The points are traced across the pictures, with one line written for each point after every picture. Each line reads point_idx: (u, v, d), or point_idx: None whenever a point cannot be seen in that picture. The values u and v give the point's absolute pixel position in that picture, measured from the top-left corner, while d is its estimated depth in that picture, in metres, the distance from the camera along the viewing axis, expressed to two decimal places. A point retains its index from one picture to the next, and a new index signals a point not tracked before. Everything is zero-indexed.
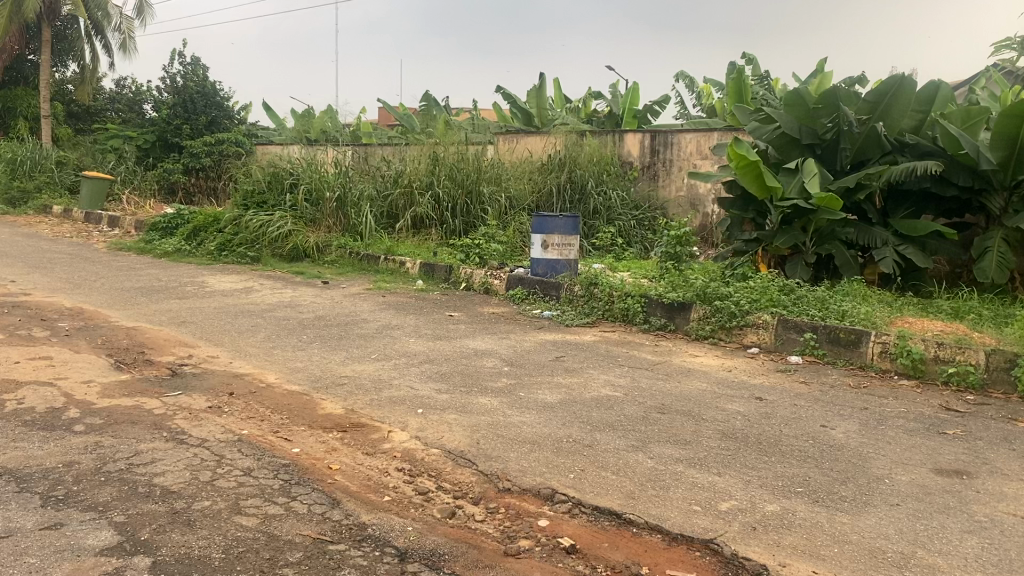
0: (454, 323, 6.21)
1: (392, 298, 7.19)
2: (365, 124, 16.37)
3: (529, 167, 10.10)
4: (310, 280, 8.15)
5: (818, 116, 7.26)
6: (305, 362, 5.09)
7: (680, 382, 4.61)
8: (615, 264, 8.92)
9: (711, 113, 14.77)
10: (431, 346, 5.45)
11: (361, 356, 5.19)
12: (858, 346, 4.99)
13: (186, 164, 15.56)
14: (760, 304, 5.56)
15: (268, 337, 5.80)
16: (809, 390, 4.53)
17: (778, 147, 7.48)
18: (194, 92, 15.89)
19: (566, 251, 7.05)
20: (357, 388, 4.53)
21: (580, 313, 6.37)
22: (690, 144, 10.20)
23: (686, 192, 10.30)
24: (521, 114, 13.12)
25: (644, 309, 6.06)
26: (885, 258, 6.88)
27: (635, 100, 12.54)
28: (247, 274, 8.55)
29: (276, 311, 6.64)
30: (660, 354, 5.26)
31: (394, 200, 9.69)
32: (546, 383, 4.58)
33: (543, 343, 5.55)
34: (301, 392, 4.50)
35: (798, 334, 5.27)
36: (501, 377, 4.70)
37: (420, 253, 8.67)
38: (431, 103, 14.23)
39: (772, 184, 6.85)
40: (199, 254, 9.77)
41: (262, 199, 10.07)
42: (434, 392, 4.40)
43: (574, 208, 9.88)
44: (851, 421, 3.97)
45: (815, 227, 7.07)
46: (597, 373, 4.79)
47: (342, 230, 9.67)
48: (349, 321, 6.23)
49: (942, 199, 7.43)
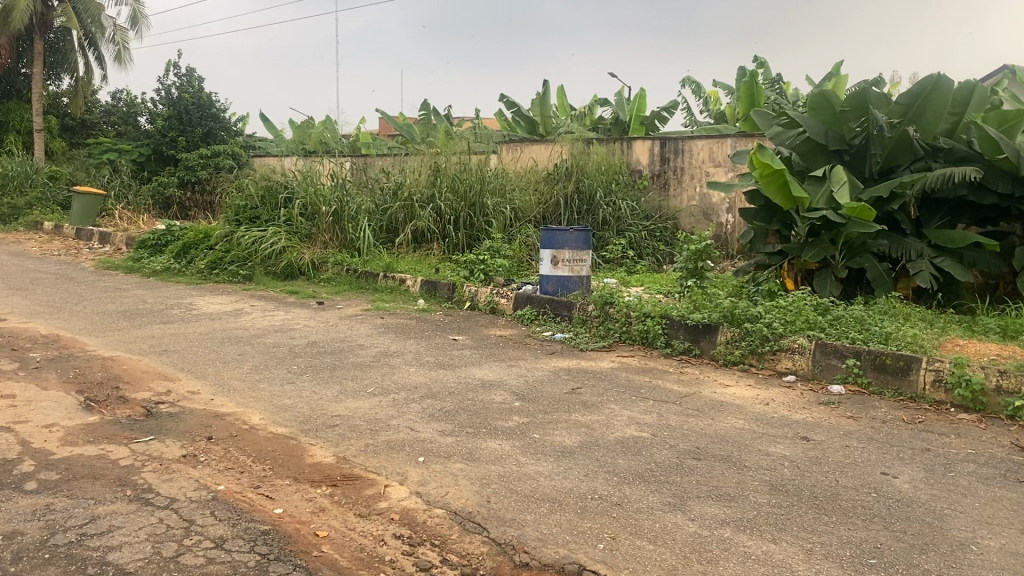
0: (458, 348, 5.71)
1: (391, 320, 6.69)
2: (365, 134, 15.91)
3: (535, 177, 9.61)
4: (304, 300, 7.66)
5: (846, 119, 6.83)
6: (293, 398, 4.59)
7: (714, 419, 4.11)
8: (627, 279, 8.42)
9: (720, 118, 14.29)
10: (434, 377, 4.94)
11: (356, 391, 4.69)
12: (908, 374, 4.49)
13: (181, 178, 15.11)
14: (796, 327, 5.08)
15: (255, 368, 5.30)
16: (859, 427, 4.02)
17: (803, 153, 7.01)
18: (190, 104, 15.50)
19: (578, 267, 6.55)
20: (351, 430, 4.02)
21: (595, 336, 5.88)
22: (702, 151, 9.71)
23: (700, 201, 9.80)
24: (524, 122, 12.64)
25: (666, 331, 5.57)
26: (922, 272, 6.39)
27: (642, 106, 12.07)
28: (238, 295, 8.06)
29: (267, 338, 6.14)
30: (687, 384, 4.76)
31: (393, 214, 9.20)
32: (564, 421, 4.08)
33: (556, 372, 5.05)
34: (288, 437, 4.00)
35: (839, 360, 4.78)
36: (512, 415, 4.19)
37: (421, 270, 8.18)
38: (431, 112, 13.80)
39: (798, 193, 6.37)
40: (189, 273, 9.28)
41: (255, 214, 9.58)
42: (438, 435, 3.90)
43: (582, 219, 9.40)
44: (915, 467, 3.46)
45: (845, 240, 6.57)
46: (618, 409, 4.28)
47: (339, 245, 9.20)
48: (344, 348, 5.73)
49: (979, 207, 6.94)
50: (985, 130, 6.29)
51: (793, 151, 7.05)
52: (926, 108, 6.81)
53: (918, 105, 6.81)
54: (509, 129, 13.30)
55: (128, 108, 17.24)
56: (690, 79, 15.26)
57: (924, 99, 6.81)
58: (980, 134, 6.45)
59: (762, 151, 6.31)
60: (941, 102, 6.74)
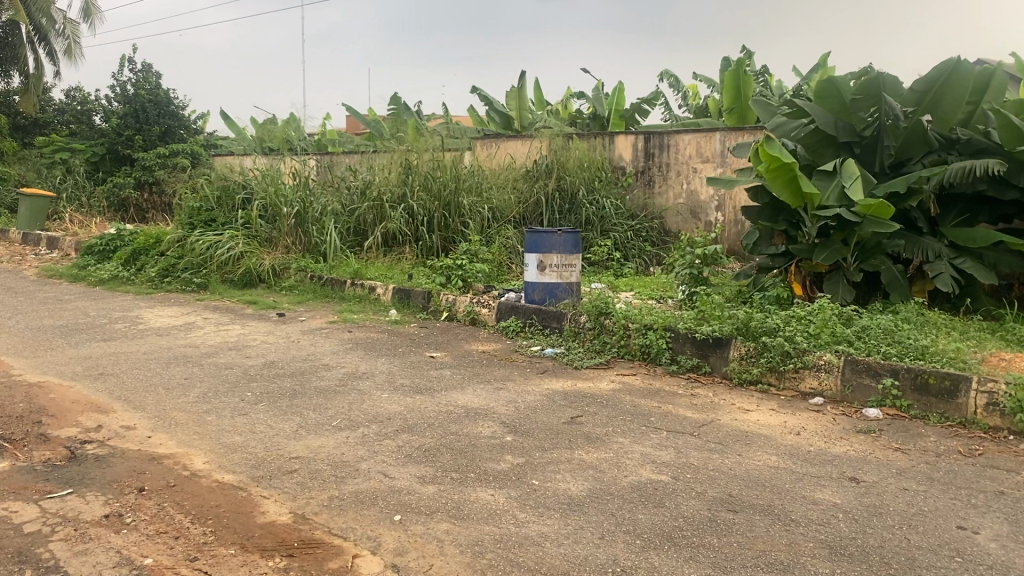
0: (436, 368, 5.05)
1: (360, 334, 6.01)
2: (332, 131, 15.17)
3: (513, 174, 8.98)
4: (263, 312, 6.97)
5: (856, 109, 6.24)
6: (245, 435, 3.91)
7: (742, 455, 3.50)
8: (615, 283, 7.82)
9: (700, 113, 13.72)
10: (410, 405, 4.27)
11: (318, 425, 4.00)
12: (956, 396, 3.92)
13: (137, 178, 14.26)
14: (822, 341, 4.47)
15: (203, 395, 4.60)
16: (913, 462, 3.43)
17: (809, 146, 6.42)
18: (146, 100, 14.69)
19: (567, 273, 5.92)
20: (311, 478, 3.35)
21: (590, 351, 5.26)
22: (689, 146, 9.09)
23: (687, 199, 9.18)
24: (499, 117, 12.01)
25: (670, 346, 4.97)
26: (941, 274, 5.86)
27: (622, 99, 11.47)
28: (190, 306, 7.34)
29: (218, 357, 5.43)
30: (701, 410, 4.14)
31: (361, 215, 8.53)
32: (566, 462, 3.45)
33: (550, 396, 4.41)
34: (236, 487, 3.32)
35: (873, 379, 4.20)
36: (504, 454, 3.55)
37: (392, 276, 7.49)
38: (401, 107, 13.13)
39: (808, 189, 5.77)
40: (138, 282, 8.53)
41: (210, 216, 8.84)
42: (416, 483, 3.24)
43: (564, 219, 8.76)
44: (997, 519, 2.87)
45: (858, 240, 6.02)
46: (629, 444, 3.65)
47: (302, 250, 8.50)
48: (307, 370, 5.05)
49: (998, 202, 6.39)
50: (1008, 119, 5.76)
51: (799, 143, 6.47)
52: (943, 94, 6.08)
53: (936, 90, 6.08)
54: (483, 125, 12.66)
55: (80, 105, 16.31)
56: (668, 72, 14.66)
57: (942, 85, 6.07)
58: (1001, 123, 5.90)
59: (770, 143, 5.69)
60: (960, 88, 6.01)
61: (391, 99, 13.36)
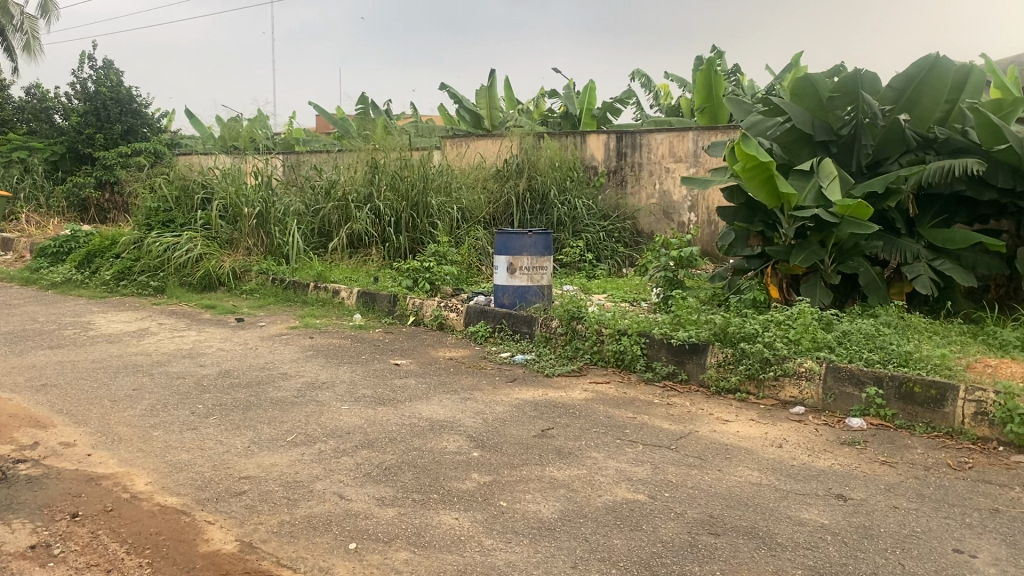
0: (401, 377, 4.80)
1: (321, 341, 5.75)
2: (299, 130, 14.85)
3: (483, 174, 8.75)
4: (222, 317, 6.68)
5: (833, 107, 6.08)
6: (192, 452, 3.64)
7: (722, 472, 3.30)
8: (588, 285, 7.62)
9: (671, 113, 13.58)
10: (371, 417, 4.04)
11: (272, 441, 3.75)
12: (943, 406, 3.75)
13: (98, 178, 13.85)
14: (802, 347, 4.29)
15: (151, 408, 4.32)
16: (901, 478, 3.25)
17: (786, 145, 6.24)
18: (107, 98, 14.29)
19: (538, 276, 5.71)
20: (261, 501, 3.10)
21: (562, 357, 5.04)
22: (662, 145, 8.91)
23: (660, 199, 9.01)
24: (469, 116, 11.78)
25: (645, 352, 4.77)
26: (920, 276, 5.72)
27: (594, 98, 11.27)
28: (145, 311, 7.02)
29: (170, 366, 5.14)
30: (678, 421, 3.94)
31: (326, 215, 8.26)
32: (536, 480, 3.23)
33: (520, 407, 4.19)
34: (179, 512, 3.06)
35: (855, 388, 4.03)
36: (471, 472, 3.32)
37: (358, 279, 7.24)
38: (369, 106, 12.86)
39: (785, 189, 5.59)
40: (92, 285, 8.20)
41: (169, 217, 8.52)
42: (375, 507, 3.01)
43: (536, 220, 8.55)
44: (994, 541, 2.69)
45: (836, 242, 5.85)
46: (603, 460, 3.44)
47: (264, 251, 8.20)
48: (264, 379, 4.78)
49: (976, 203, 6.27)
50: (986, 117, 5.64)
51: (775, 142, 6.29)
52: (921, 92, 6.04)
53: (913, 88, 6.05)
54: (453, 123, 12.42)
55: (39, 103, 15.84)
56: (639, 72, 14.51)
57: (919, 83, 6.03)
58: (979, 122, 5.78)
59: (747, 142, 5.49)
60: (938, 85, 5.98)
61: (359, 98, 13.08)
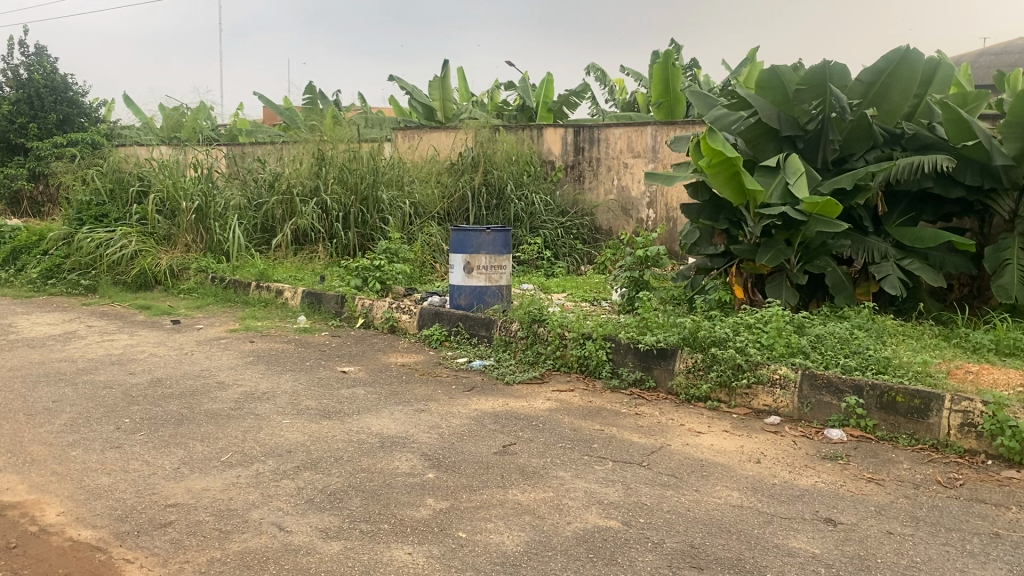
0: (348, 386, 4.46)
1: (264, 345, 5.37)
2: (244, 120, 14.31)
3: (436, 168, 8.41)
4: (157, 318, 6.24)
5: (800, 101, 5.85)
6: (114, 476, 3.25)
7: (700, 492, 3.04)
8: (546, 284, 7.33)
9: (627, 108, 13.36)
10: (315, 433, 3.70)
11: (204, 461, 3.38)
12: (927, 416, 3.54)
13: (31, 169, 13.13)
14: (777, 353, 4.03)
15: (71, 424, 3.91)
16: (892, 498, 3.01)
17: (750, 140, 5.99)
18: (41, 86, 13.65)
19: (496, 275, 5.41)
20: (189, 534, 2.75)
21: (521, 363, 4.76)
22: (620, 140, 8.66)
23: (618, 195, 8.75)
24: (421, 109, 11.41)
25: (610, 358, 4.50)
26: (888, 276, 5.54)
27: (549, 91, 10.98)
28: (73, 313, 6.54)
29: (96, 375, 4.72)
30: (648, 434, 3.67)
31: (270, 210, 7.84)
32: (497, 505, 2.93)
33: (479, 419, 3.89)
34: (93, 549, 2.68)
35: (834, 397, 3.79)
36: (426, 496, 3.01)
37: (304, 278, 6.85)
38: (317, 97, 12.41)
39: (752, 186, 5.33)
40: (17, 284, 7.68)
41: (102, 211, 8.01)
42: (318, 540, 2.69)
43: (491, 216, 8.23)
44: (1002, 571, 2.46)
45: (803, 240, 5.63)
46: (570, 480, 3.15)
47: (204, 248, 7.76)
48: (198, 390, 4.40)
49: (942, 200, 6.10)
50: (956, 111, 5.47)
51: (739, 137, 6.02)
52: (889, 86, 5.85)
53: (881, 82, 5.86)
54: (405, 116, 12.04)
55: None
56: (595, 67, 14.26)
57: (887, 77, 5.84)
58: (948, 117, 5.61)
59: (712, 136, 5.20)
60: (907, 80, 5.79)
61: (306, 88, 12.62)
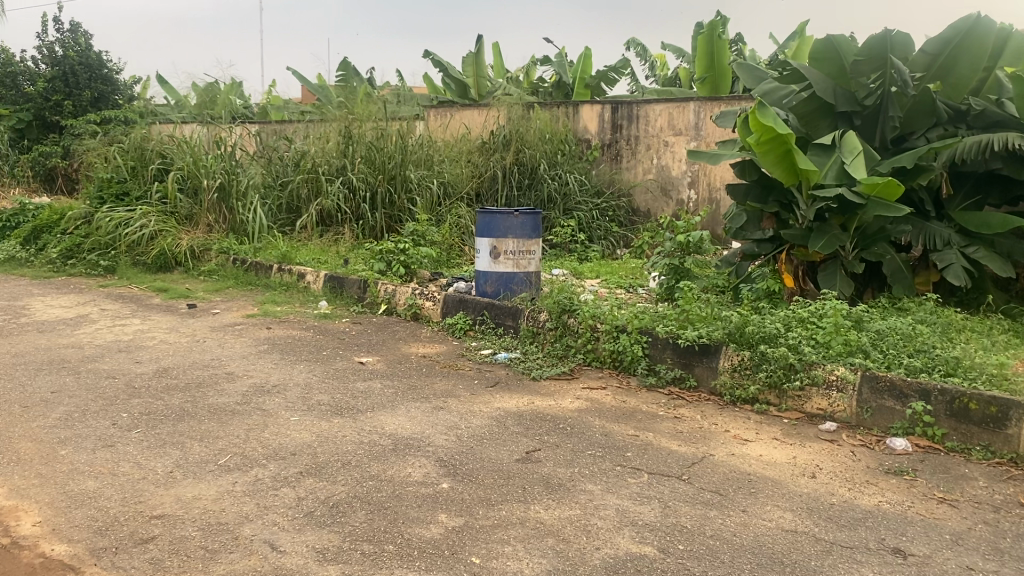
0: (365, 379, 4.16)
1: (280, 332, 5.10)
2: (276, 97, 14.05)
3: (467, 146, 8.05)
4: (173, 302, 5.99)
5: (858, 74, 5.40)
6: (101, 480, 2.97)
7: (749, 515, 2.67)
8: (579, 268, 6.97)
9: (668, 84, 12.86)
10: (324, 433, 3.40)
11: (198, 465, 3.09)
12: (1005, 427, 3.13)
13: (65, 147, 12.83)
14: (833, 352, 3.64)
15: (67, 417, 3.65)
16: (971, 526, 2.62)
17: (803, 116, 5.56)
18: (76, 63, 13.52)
19: (523, 262, 5.06)
20: (171, 553, 2.45)
21: (550, 357, 4.42)
22: (660, 117, 8.23)
23: (657, 174, 8.34)
24: (455, 85, 11.05)
25: (647, 353, 4.14)
26: (951, 265, 5.12)
27: (587, 66, 10.55)
28: (89, 295, 6.31)
29: (102, 363, 4.48)
30: (689, 441, 3.32)
31: (294, 189, 7.56)
32: (517, 525, 2.59)
33: (502, 420, 3.55)
34: (64, 567, 2.38)
35: (897, 402, 3.40)
36: (438, 512, 2.68)
37: (327, 260, 6.57)
38: (349, 74, 12.11)
39: (804, 166, 4.91)
40: (37, 265, 7.56)
41: (122, 189, 7.79)
42: (312, 563, 2.38)
43: (524, 196, 7.86)
44: None
45: (859, 225, 5.22)
46: (599, 496, 2.81)
47: (226, 228, 7.51)
48: (205, 381, 4.12)
49: (1012, 182, 5.59)
50: None
51: (791, 112, 5.59)
52: (956, 59, 5.37)
53: (947, 54, 5.38)
54: (439, 93, 11.69)
55: None
56: (635, 42, 13.77)
57: (954, 48, 5.36)
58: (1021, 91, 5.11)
59: (762, 111, 4.79)
60: (976, 52, 5.30)
61: (339, 65, 12.32)
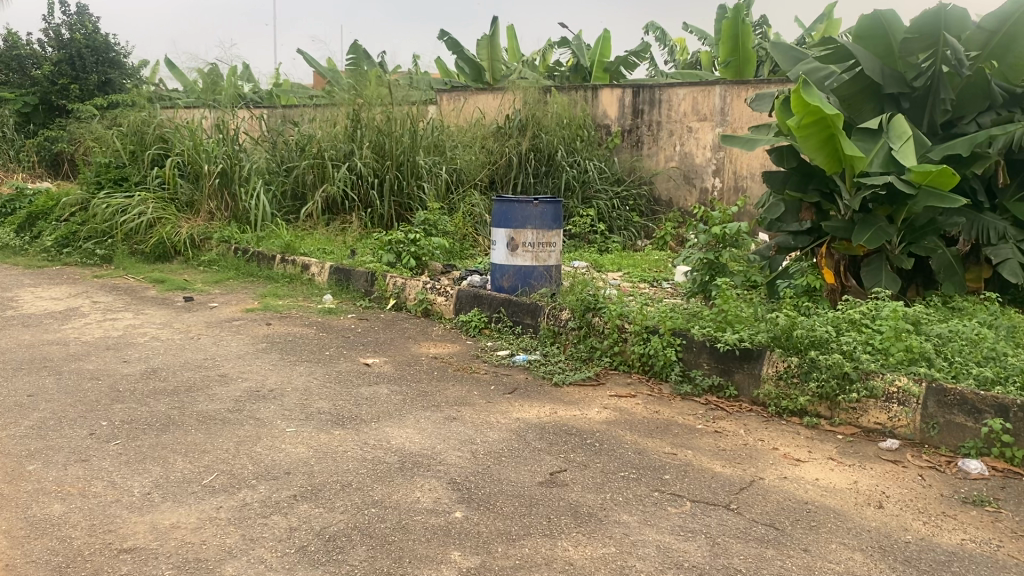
0: (370, 384, 3.79)
1: (281, 329, 4.73)
2: (285, 81, 13.68)
3: (481, 131, 7.66)
4: (169, 295, 5.64)
5: (907, 54, 4.94)
6: (68, 503, 2.62)
7: (812, 556, 2.28)
8: (600, 261, 6.58)
9: (688, 68, 12.43)
10: (323, 448, 3.03)
11: (180, 486, 2.73)
12: None
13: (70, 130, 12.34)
14: (893, 360, 3.24)
15: (41, 425, 3.29)
16: None
17: (846, 99, 5.13)
18: (83, 46, 13.19)
19: (543, 254, 4.68)
20: None
21: (573, 360, 4.04)
22: (684, 101, 7.81)
23: (680, 162, 7.93)
24: (469, 69, 10.65)
25: (681, 358, 3.76)
26: (1007, 261, 4.73)
27: (605, 50, 10.13)
28: (81, 286, 5.97)
29: (86, 362, 4.12)
30: (735, 461, 2.94)
31: (300, 175, 7.19)
32: (542, 567, 2.22)
33: (521, 433, 3.17)
34: None
35: (969, 418, 3.00)
36: (450, 550, 2.31)
37: (333, 250, 6.20)
38: (360, 57, 11.72)
39: (850, 152, 4.49)
40: (33, 253, 7.25)
41: (121, 174, 7.43)
42: None
43: (540, 183, 7.48)
44: None
45: (908, 217, 4.80)
46: (636, 529, 2.43)
47: (228, 216, 7.16)
48: (195, 385, 3.77)
49: None
50: None
51: (832, 95, 5.15)
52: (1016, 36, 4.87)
53: (1008, 30, 4.87)
54: (451, 77, 11.28)
55: None
56: (654, 25, 13.33)
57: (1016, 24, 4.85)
58: None
59: (804, 90, 4.37)
60: None
61: (350, 48, 11.93)
